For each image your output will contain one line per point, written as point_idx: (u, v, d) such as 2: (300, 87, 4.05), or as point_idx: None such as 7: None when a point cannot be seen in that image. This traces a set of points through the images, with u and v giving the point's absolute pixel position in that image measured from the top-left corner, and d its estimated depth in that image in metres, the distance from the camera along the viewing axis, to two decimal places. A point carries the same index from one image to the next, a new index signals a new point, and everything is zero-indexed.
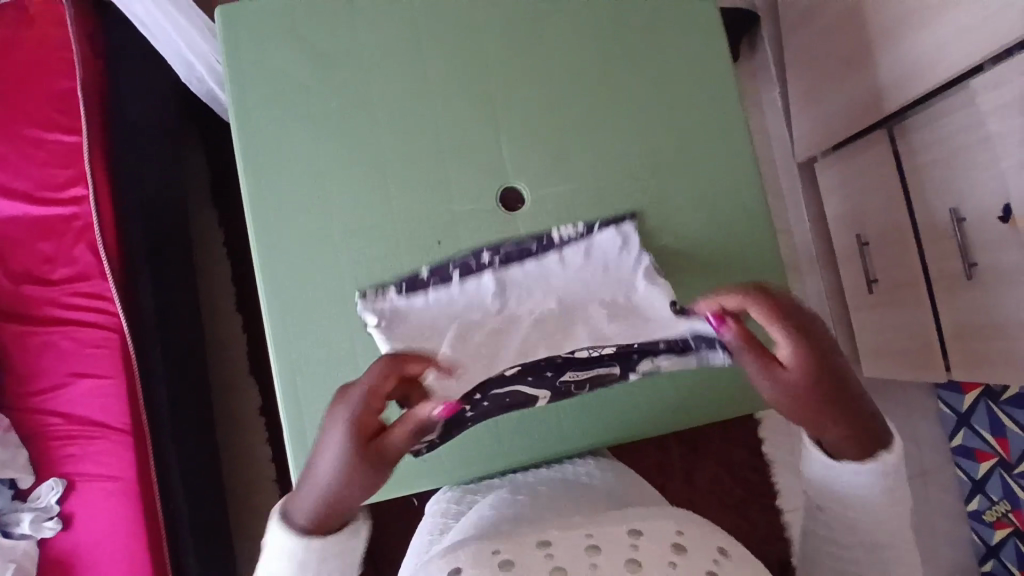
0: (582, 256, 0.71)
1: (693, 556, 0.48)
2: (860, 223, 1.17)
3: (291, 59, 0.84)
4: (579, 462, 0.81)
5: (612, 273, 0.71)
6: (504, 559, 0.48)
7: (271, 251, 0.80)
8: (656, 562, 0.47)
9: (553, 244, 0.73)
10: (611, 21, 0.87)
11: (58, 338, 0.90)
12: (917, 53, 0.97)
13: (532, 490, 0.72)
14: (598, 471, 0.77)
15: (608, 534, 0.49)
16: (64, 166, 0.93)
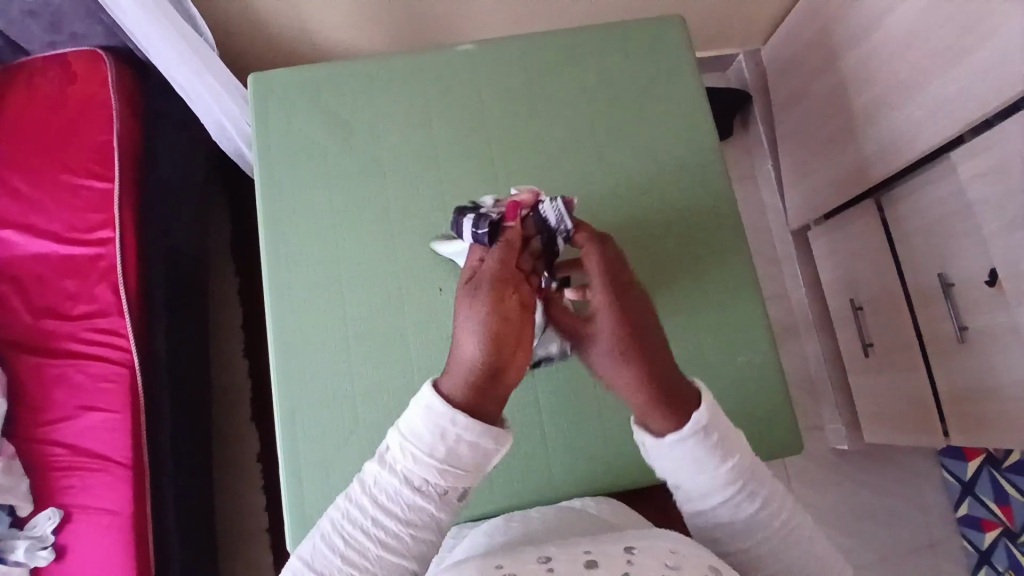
0: None
1: (686, 568, 0.50)
2: (853, 288, 1.20)
3: (313, 120, 0.92)
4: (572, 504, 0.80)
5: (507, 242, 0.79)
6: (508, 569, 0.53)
7: (281, 291, 0.85)
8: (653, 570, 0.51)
9: None
10: (606, 91, 0.94)
11: (71, 372, 0.93)
12: (896, 128, 1.03)
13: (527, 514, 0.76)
14: (593, 502, 0.76)
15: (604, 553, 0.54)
16: (95, 210, 0.99)
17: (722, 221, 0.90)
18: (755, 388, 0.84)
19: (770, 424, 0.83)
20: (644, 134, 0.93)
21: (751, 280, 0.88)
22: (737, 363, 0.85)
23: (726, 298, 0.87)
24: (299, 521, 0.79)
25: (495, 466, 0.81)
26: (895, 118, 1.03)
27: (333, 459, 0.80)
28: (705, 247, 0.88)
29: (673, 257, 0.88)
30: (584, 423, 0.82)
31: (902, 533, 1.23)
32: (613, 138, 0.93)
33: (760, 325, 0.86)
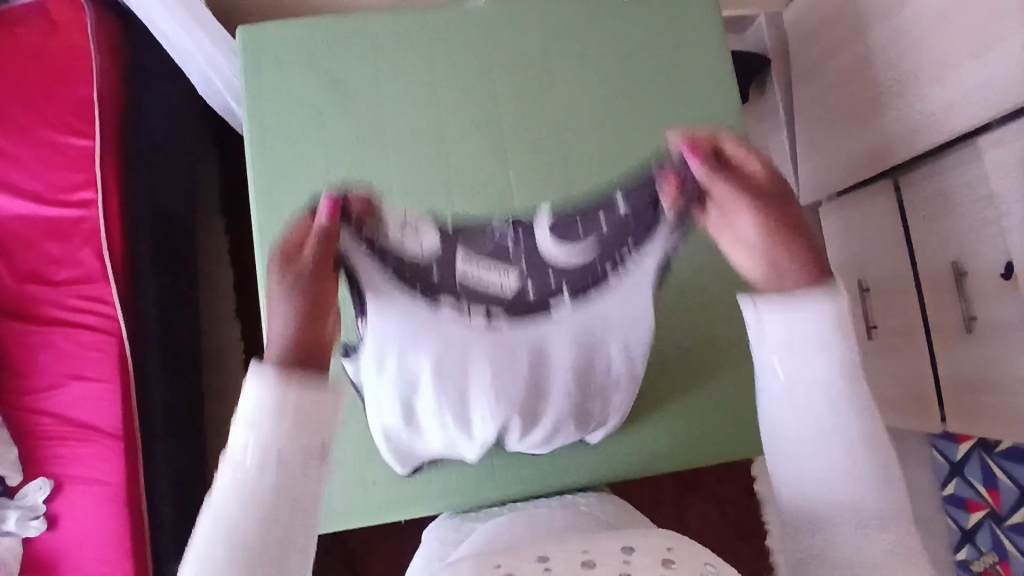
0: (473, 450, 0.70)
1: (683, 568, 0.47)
2: (861, 269, 1.17)
3: (308, 82, 0.86)
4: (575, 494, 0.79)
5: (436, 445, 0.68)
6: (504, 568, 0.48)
7: (274, 267, 0.81)
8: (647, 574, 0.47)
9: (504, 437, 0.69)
10: (623, 60, 0.88)
11: (58, 340, 0.90)
12: (922, 107, 0.98)
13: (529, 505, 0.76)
14: (596, 500, 0.75)
15: (601, 551, 0.49)
16: (78, 169, 0.94)
17: None
18: None
19: None
20: (662, 108, 0.87)
21: None
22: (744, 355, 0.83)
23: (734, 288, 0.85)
24: None
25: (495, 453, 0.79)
26: (923, 96, 0.97)
27: None
28: None
29: None
30: None
31: None
32: (628, 112, 0.87)
33: None
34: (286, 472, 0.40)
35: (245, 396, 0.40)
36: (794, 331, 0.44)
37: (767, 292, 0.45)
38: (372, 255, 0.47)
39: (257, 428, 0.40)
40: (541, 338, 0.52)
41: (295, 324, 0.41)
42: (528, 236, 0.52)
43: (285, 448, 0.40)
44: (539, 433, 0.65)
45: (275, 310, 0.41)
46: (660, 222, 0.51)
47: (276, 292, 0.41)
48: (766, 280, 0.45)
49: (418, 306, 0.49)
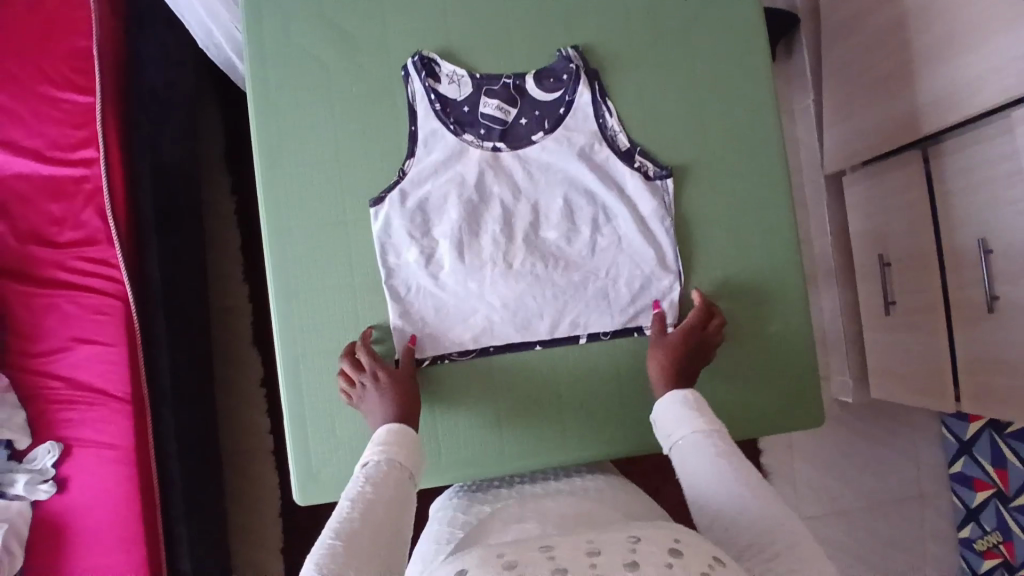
0: (504, 310, 0.78)
1: (690, 559, 0.46)
2: (882, 242, 1.14)
3: (314, 34, 0.80)
4: (586, 476, 0.79)
5: (472, 307, 0.78)
6: (511, 558, 0.47)
7: (280, 234, 0.78)
8: (654, 562, 0.46)
9: (529, 298, 0.78)
10: (650, 18, 0.83)
11: (62, 302, 0.89)
12: (958, 77, 0.93)
13: (541, 494, 0.75)
14: (603, 486, 0.75)
15: (608, 541, 0.49)
16: (77, 126, 0.91)
17: (765, 177, 0.82)
18: (777, 362, 0.81)
19: (791, 396, 0.81)
20: (689, 70, 0.82)
21: (787, 245, 0.82)
22: (761, 335, 0.81)
23: (757, 266, 0.81)
24: (303, 474, 0.76)
25: (507, 430, 0.78)
26: (963, 64, 0.92)
27: (338, 415, 0.77)
28: (742, 208, 0.81)
29: (706, 217, 0.81)
30: (600, 392, 0.79)
31: (892, 483, 1.26)
32: (653, 73, 0.82)
33: (791, 291, 0.81)
34: (373, 546, 0.55)
35: (342, 507, 0.57)
36: (694, 451, 0.62)
37: (678, 432, 0.65)
38: (432, 87, 0.79)
39: (356, 521, 0.56)
40: (539, 187, 0.79)
41: (380, 486, 0.60)
42: (520, 81, 0.80)
43: (381, 532, 0.56)
44: (550, 294, 0.78)
45: (371, 459, 0.63)
46: (583, 74, 0.80)
47: (374, 451, 0.64)
48: (674, 417, 0.66)
49: (466, 98, 0.79)
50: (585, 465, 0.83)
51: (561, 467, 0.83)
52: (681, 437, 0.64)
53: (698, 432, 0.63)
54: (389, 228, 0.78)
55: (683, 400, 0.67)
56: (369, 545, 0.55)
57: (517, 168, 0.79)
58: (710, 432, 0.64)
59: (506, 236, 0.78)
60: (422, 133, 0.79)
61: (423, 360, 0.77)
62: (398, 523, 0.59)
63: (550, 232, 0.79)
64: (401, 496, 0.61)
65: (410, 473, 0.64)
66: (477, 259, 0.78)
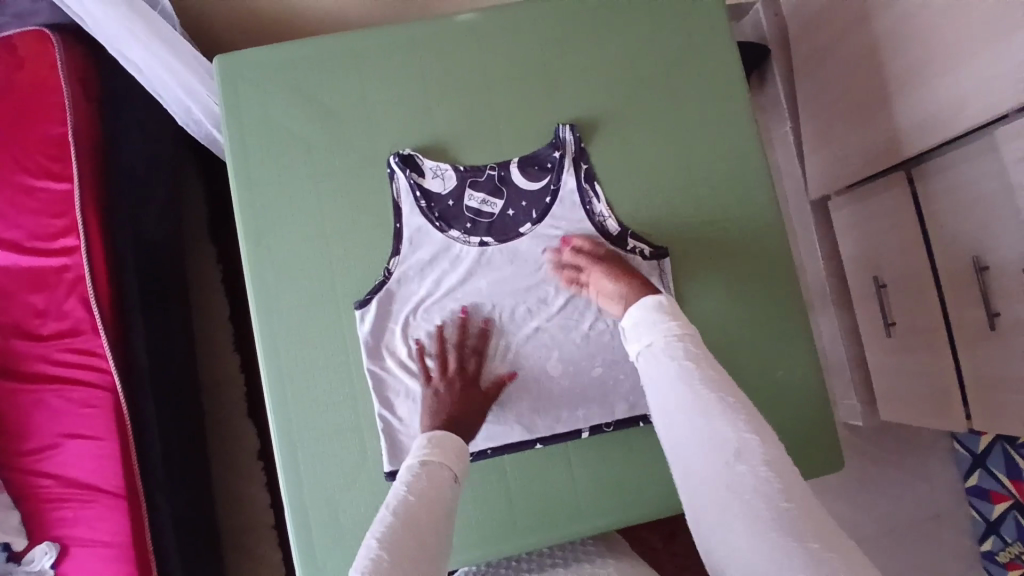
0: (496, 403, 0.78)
1: None
2: (875, 264, 1.13)
3: (293, 109, 0.79)
4: (603, 559, 0.76)
5: None
6: None
7: (271, 314, 0.77)
8: None
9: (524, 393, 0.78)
10: (626, 68, 0.83)
11: (49, 397, 0.86)
12: (936, 96, 0.93)
13: None
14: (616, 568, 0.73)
15: None
16: (56, 214, 0.89)
17: (753, 217, 0.83)
18: (784, 401, 0.81)
19: (806, 436, 0.80)
20: (669, 118, 0.83)
21: (781, 280, 0.82)
22: (765, 374, 0.81)
23: (755, 305, 0.82)
24: (306, 565, 0.74)
25: (519, 511, 0.77)
26: (942, 86, 0.92)
27: (341, 500, 0.75)
28: (733, 255, 0.82)
29: (698, 262, 0.81)
30: (609, 464, 0.78)
31: (907, 503, 1.24)
32: (634, 123, 0.83)
33: (788, 327, 0.82)
34: (417, 547, 0.50)
35: (382, 517, 0.53)
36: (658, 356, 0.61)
37: (648, 337, 0.63)
38: (416, 182, 0.79)
39: (398, 523, 0.52)
40: (529, 279, 0.79)
41: (421, 485, 0.57)
42: (504, 171, 0.80)
43: (424, 533, 0.52)
44: (544, 386, 0.78)
45: (415, 463, 0.60)
46: (568, 160, 0.80)
47: (414, 457, 0.61)
48: (646, 322, 0.64)
49: (451, 192, 0.79)
50: (601, 546, 0.80)
51: (574, 552, 0.80)
52: (652, 341, 0.63)
53: (669, 339, 0.62)
54: (377, 331, 0.77)
55: (656, 306, 0.65)
56: (416, 549, 0.50)
57: (505, 261, 0.79)
58: (683, 337, 0.62)
59: (496, 333, 0.78)
60: (408, 230, 0.78)
61: None
62: (443, 525, 0.54)
63: (543, 325, 0.79)
64: (444, 495, 0.57)
65: (453, 474, 0.61)
66: (466, 355, 0.78)
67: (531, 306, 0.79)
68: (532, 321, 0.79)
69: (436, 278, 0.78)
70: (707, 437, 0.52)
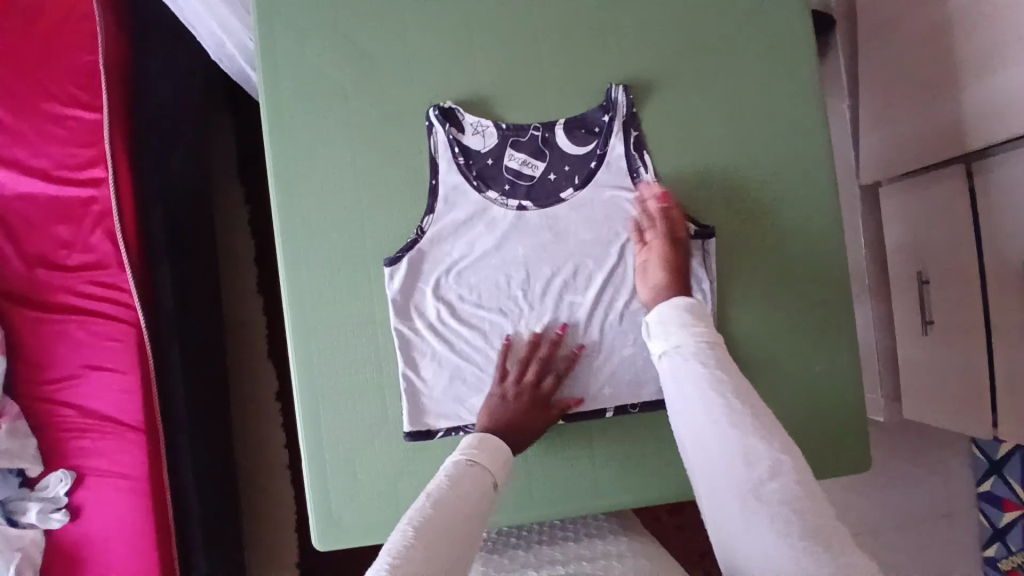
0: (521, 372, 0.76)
1: None
2: (919, 259, 1.09)
3: (332, 52, 0.76)
4: (616, 542, 0.76)
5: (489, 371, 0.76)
6: None
7: (298, 266, 0.75)
8: None
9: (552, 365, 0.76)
10: (685, 33, 0.78)
11: (73, 328, 0.86)
12: (1011, 87, 0.87)
13: (567, 563, 0.72)
14: (630, 553, 0.73)
15: None
16: (88, 144, 0.88)
17: (806, 203, 0.79)
18: (818, 396, 0.78)
19: (836, 436, 0.78)
20: (727, 91, 0.78)
21: (828, 271, 0.79)
22: (800, 368, 0.78)
23: (797, 296, 0.79)
24: (323, 521, 0.74)
25: (536, 489, 0.77)
26: (1018, 77, 0.86)
27: (359, 459, 0.74)
28: (780, 241, 0.79)
29: (742, 246, 0.78)
30: (631, 448, 0.78)
31: (920, 499, 1.23)
32: (689, 94, 0.78)
33: (829, 321, 0.79)
34: (448, 543, 0.53)
35: (418, 506, 0.55)
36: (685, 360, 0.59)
37: (675, 338, 0.61)
38: (455, 138, 0.76)
39: (437, 514, 0.54)
40: (566, 249, 0.76)
41: (463, 482, 0.59)
42: (549, 132, 0.77)
43: (457, 531, 0.54)
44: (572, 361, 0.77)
45: (462, 460, 0.62)
46: (617, 125, 0.77)
47: (460, 454, 0.63)
48: (672, 322, 0.62)
49: (490, 151, 0.76)
50: (615, 529, 0.80)
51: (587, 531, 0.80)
52: (679, 343, 0.60)
53: (699, 344, 0.60)
54: (406, 291, 0.75)
55: (685, 307, 0.62)
56: (447, 544, 0.53)
57: (542, 228, 0.76)
58: (710, 343, 0.60)
59: (528, 302, 0.76)
60: (444, 187, 0.75)
61: (438, 430, 0.74)
62: (478, 528, 0.56)
63: (576, 299, 0.77)
64: (483, 499, 0.59)
65: (494, 480, 0.62)
66: (495, 322, 0.76)
67: (566, 277, 0.77)
68: (565, 294, 0.77)
69: (470, 239, 0.76)
70: (741, 451, 0.52)
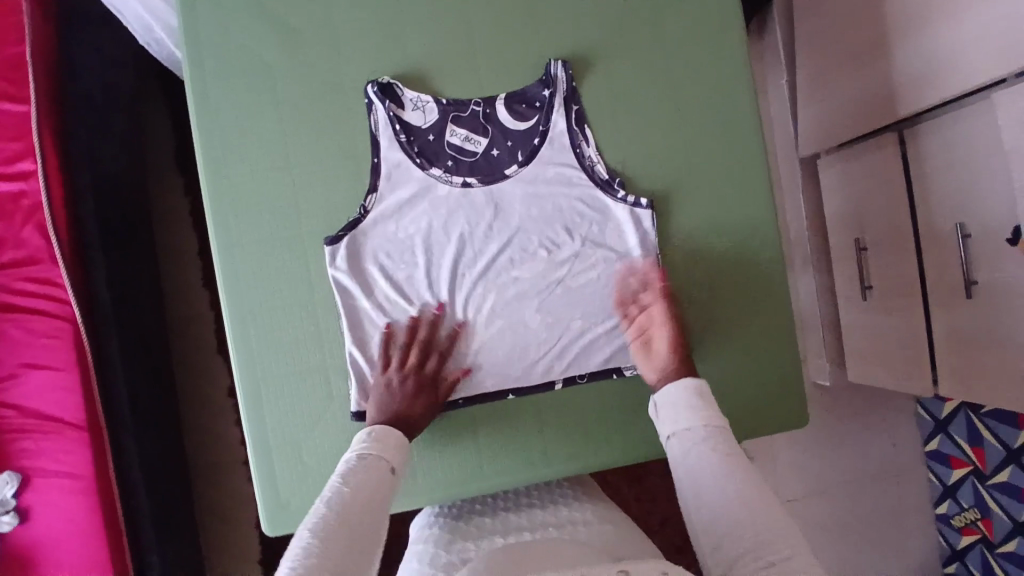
0: (469, 348, 0.77)
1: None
2: (858, 226, 1.12)
3: (260, 33, 0.75)
4: (578, 508, 0.76)
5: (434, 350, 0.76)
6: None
7: (236, 251, 0.74)
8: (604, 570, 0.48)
9: (501, 343, 0.77)
10: (613, 8, 0.79)
11: (8, 327, 0.83)
12: (934, 53, 0.90)
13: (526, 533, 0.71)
14: (592, 518, 0.73)
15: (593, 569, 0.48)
16: (13, 137, 0.85)
17: (739, 171, 0.81)
18: (760, 358, 0.80)
19: (777, 398, 0.81)
20: (657, 62, 0.80)
21: (765, 236, 0.81)
22: (743, 332, 0.80)
23: (735, 261, 0.80)
24: (270, 505, 0.73)
25: (490, 462, 0.76)
26: (939, 42, 0.89)
27: (305, 441, 0.74)
28: (716, 212, 0.80)
29: (679, 216, 0.80)
30: (581, 417, 0.78)
31: (871, 463, 1.26)
32: (620, 66, 0.79)
33: (769, 286, 0.81)
34: (346, 540, 0.53)
35: (319, 507, 0.56)
36: (698, 442, 0.62)
37: (679, 423, 0.65)
38: (396, 115, 0.76)
39: (336, 515, 0.55)
40: (511, 226, 0.77)
41: (360, 480, 0.59)
42: (490, 108, 0.77)
43: (357, 525, 0.55)
44: (518, 339, 0.77)
45: (359, 453, 0.63)
46: (557, 100, 0.78)
47: (355, 450, 0.63)
48: (680, 407, 0.65)
49: (432, 127, 0.77)
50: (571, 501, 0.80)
51: (546, 498, 0.80)
52: (688, 426, 0.64)
53: (706, 426, 0.63)
54: (351, 270, 0.75)
55: (695, 390, 0.66)
56: (345, 543, 0.53)
57: (485, 206, 0.77)
58: (717, 426, 0.63)
59: (474, 281, 0.77)
60: (385, 164, 0.75)
61: None
62: (377, 517, 0.58)
63: (522, 277, 0.77)
64: (380, 492, 0.60)
65: (391, 467, 0.63)
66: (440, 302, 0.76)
67: (512, 255, 0.77)
68: (512, 271, 0.77)
69: (412, 217, 0.76)
70: (753, 494, 0.55)
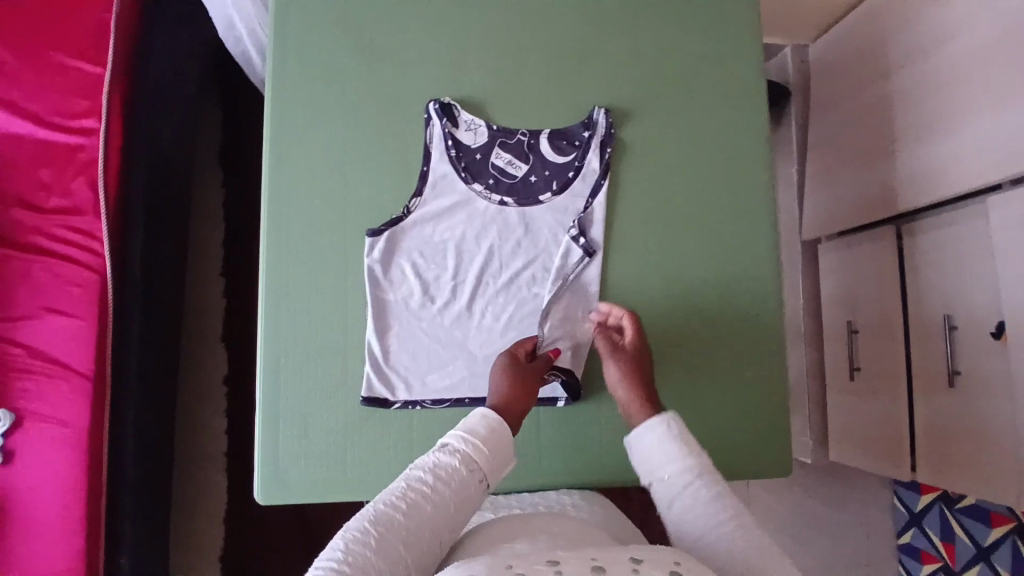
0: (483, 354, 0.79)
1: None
2: (851, 310, 1.18)
3: (339, 37, 0.82)
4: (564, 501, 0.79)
5: (450, 350, 0.79)
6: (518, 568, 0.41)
7: (280, 226, 0.78)
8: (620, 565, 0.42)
9: None
10: (657, 67, 0.88)
11: (36, 269, 0.86)
12: (936, 157, 0.99)
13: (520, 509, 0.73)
14: (582, 509, 0.76)
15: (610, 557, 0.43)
16: (84, 96, 0.89)
17: (754, 229, 0.87)
18: (754, 406, 0.84)
19: (765, 448, 0.84)
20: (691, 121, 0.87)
21: (770, 292, 0.86)
22: (740, 378, 0.84)
23: (741, 311, 0.85)
24: (268, 472, 0.75)
25: None
26: (941, 146, 0.98)
27: (311, 417, 0.76)
28: (729, 262, 0.86)
29: (692, 262, 0.85)
30: (578, 428, 0.80)
31: (843, 548, 1.27)
32: (657, 118, 0.87)
33: (769, 338, 0.85)
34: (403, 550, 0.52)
35: (393, 500, 0.54)
36: (685, 495, 0.59)
37: (664, 469, 0.61)
38: (450, 131, 0.81)
39: (404, 519, 0.53)
40: (539, 247, 0.82)
41: (450, 484, 0.56)
42: (534, 139, 0.84)
43: (422, 533, 0.54)
44: None
45: (453, 445, 0.59)
46: (593, 143, 0.84)
47: (453, 447, 0.59)
48: (658, 452, 0.62)
49: (480, 147, 0.83)
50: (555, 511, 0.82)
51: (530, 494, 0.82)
52: (667, 475, 0.61)
53: (685, 472, 0.60)
54: (385, 262, 0.79)
55: (666, 431, 0.62)
56: (401, 553, 0.52)
57: (519, 224, 0.82)
58: (696, 471, 0.60)
59: (496, 292, 0.81)
60: (433, 174, 0.81)
61: (394, 402, 0.77)
62: (450, 525, 0.56)
63: (543, 294, 0.81)
64: (464, 503, 0.57)
65: (483, 480, 0.58)
66: (462, 305, 0.80)
67: (535, 274, 0.81)
68: (534, 289, 0.81)
69: (449, 224, 0.81)
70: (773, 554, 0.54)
